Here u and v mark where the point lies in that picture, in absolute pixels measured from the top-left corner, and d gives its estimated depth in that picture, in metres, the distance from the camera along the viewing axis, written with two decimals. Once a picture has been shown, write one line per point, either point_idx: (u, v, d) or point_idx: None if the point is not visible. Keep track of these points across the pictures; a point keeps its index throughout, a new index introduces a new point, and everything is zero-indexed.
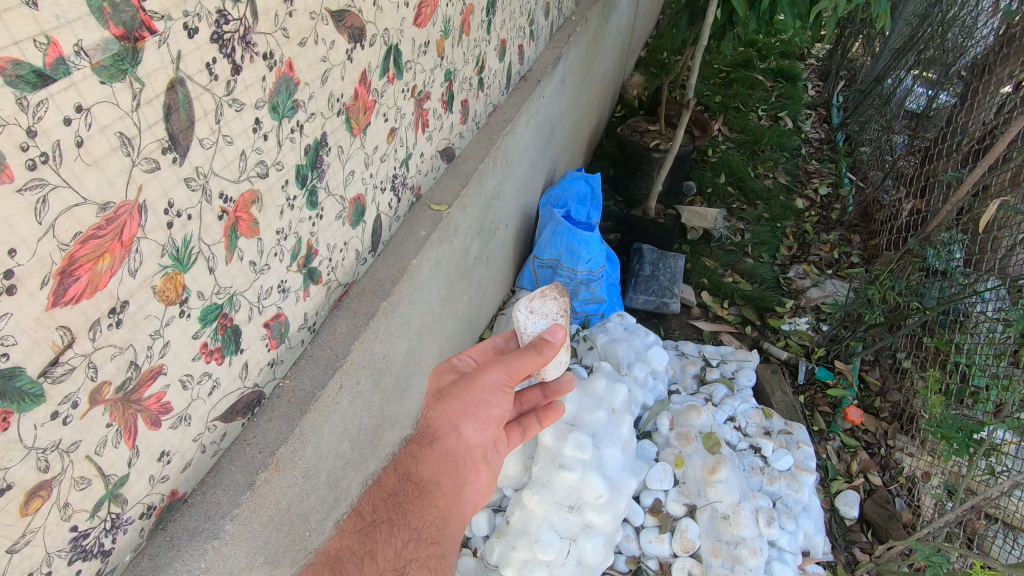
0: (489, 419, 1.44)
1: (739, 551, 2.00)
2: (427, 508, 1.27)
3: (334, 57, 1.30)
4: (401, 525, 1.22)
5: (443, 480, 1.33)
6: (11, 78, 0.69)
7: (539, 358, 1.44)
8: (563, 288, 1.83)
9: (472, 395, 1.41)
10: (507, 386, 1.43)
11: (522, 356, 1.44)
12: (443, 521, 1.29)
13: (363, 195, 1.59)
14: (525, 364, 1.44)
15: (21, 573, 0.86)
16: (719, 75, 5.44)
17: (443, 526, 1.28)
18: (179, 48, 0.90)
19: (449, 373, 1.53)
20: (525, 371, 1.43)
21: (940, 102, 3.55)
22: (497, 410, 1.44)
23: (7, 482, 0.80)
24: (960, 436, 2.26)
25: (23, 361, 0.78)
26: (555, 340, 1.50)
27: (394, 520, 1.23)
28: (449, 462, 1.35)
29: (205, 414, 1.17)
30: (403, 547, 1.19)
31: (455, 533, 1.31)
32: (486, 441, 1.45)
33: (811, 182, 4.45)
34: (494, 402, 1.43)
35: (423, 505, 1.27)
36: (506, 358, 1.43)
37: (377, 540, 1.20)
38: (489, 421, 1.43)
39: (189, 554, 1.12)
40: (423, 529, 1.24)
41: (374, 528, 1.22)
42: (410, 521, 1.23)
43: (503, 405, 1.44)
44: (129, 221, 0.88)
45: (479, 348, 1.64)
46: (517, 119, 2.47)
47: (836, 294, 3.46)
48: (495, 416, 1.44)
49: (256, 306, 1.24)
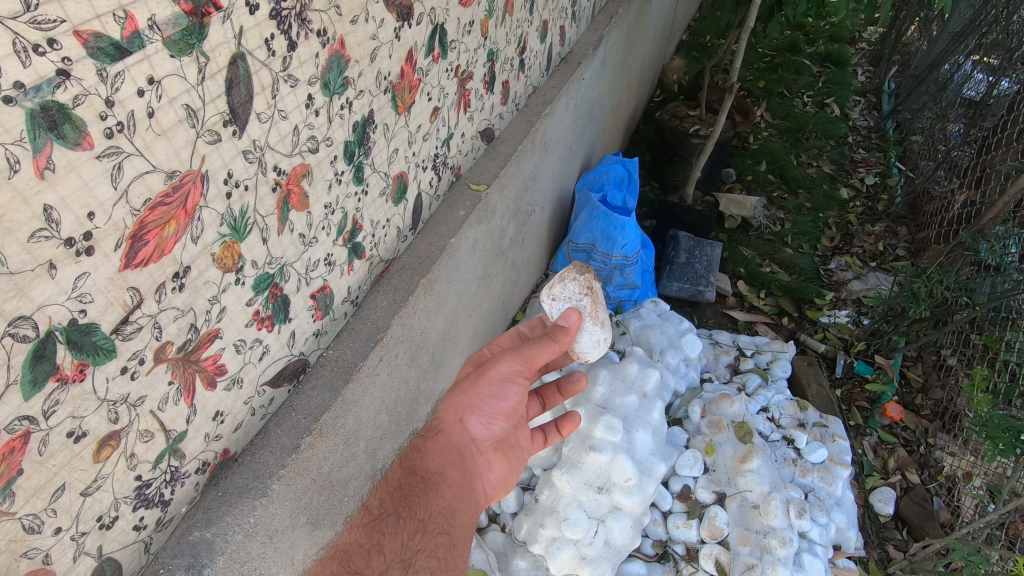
0: (495, 412, 1.52)
1: (768, 541, 1.98)
2: (433, 500, 1.37)
3: (383, 36, 1.32)
4: (408, 517, 1.32)
5: (447, 470, 1.45)
6: (93, 50, 0.73)
7: (555, 347, 1.45)
8: (580, 264, 1.82)
9: (479, 388, 1.49)
10: (518, 377, 1.49)
11: (535, 346, 1.48)
12: (449, 510, 1.38)
13: (405, 173, 1.62)
14: (540, 354, 1.46)
15: (92, 516, 0.92)
16: (765, 58, 5.27)
17: (451, 516, 1.37)
18: (241, 24, 0.94)
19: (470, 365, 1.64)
20: (543, 361, 1.46)
21: (1000, 89, 3.42)
22: (504, 405, 1.52)
23: (82, 430, 0.86)
24: (1006, 436, 2.18)
25: (98, 318, 0.83)
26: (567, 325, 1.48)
27: (399, 513, 1.32)
28: (454, 453, 1.48)
29: (255, 378, 1.23)
30: (408, 540, 1.27)
31: (465, 520, 1.41)
32: (495, 434, 1.55)
33: (857, 172, 4.30)
34: (499, 396, 1.50)
35: (429, 498, 1.37)
36: (518, 349, 1.45)
37: (384, 533, 1.29)
38: (497, 416, 1.53)
39: (239, 509, 1.18)
40: (428, 520, 1.33)
41: (381, 521, 1.32)
42: (415, 513, 1.33)
43: (512, 398, 1.51)
44: (193, 189, 0.92)
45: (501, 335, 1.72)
46: (556, 100, 2.46)
47: (880, 288, 3.37)
48: (502, 411, 1.52)
49: (304, 278, 1.29)
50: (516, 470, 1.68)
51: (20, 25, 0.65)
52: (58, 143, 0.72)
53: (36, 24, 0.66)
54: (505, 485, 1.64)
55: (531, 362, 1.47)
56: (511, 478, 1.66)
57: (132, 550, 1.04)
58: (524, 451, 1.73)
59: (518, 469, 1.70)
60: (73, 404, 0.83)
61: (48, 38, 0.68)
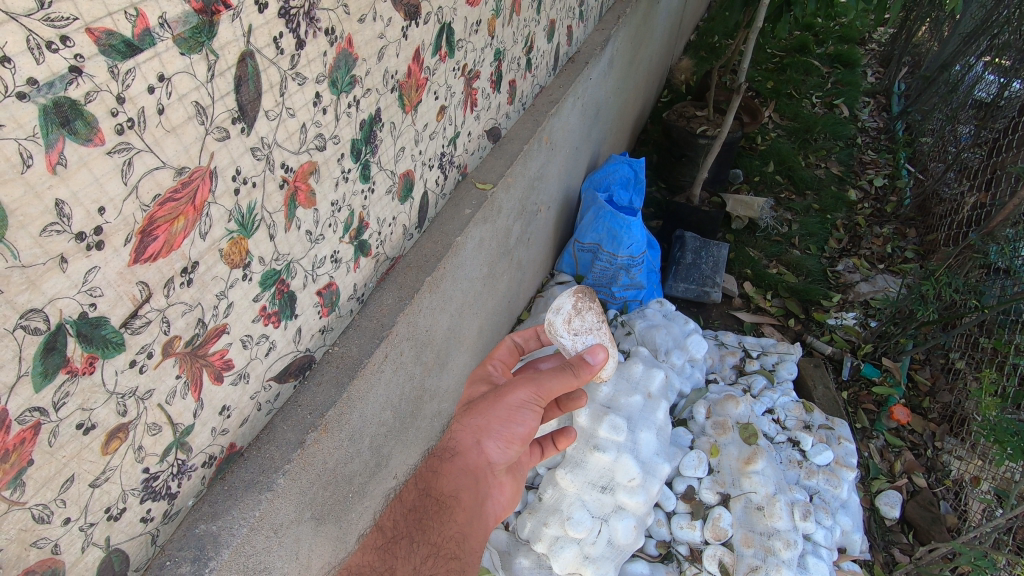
0: (513, 436, 1.49)
1: (772, 543, 1.97)
2: (446, 524, 1.36)
3: (391, 34, 1.33)
4: (421, 541, 1.32)
5: (462, 494, 1.42)
6: (104, 48, 0.74)
7: (575, 379, 1.50)
8: (587, 288, 1.86)
9: (497, 411, 1.48)
10: (535, 404, 1.48)
11: (552, 378, 1.49)
12: (462, 536, 1.37)
13: (411, 171, 1.63)
14: (554, 384, 1.48)
15: (101, 508, 0.94)
16: (773, 59, 5.25)
17: (463, 540, 1.36)
18: (250, 22, 0.95)
19: (484, 385, 1.62)
20: (557, 390, 1.49)
21: (1012, 90, 3.40)
22: (521, 429, 1.49)
23: (91, 422, 0.87)
24: (1015, 440, 2.14)
25: (108, 312, 0.84)
26: (596, 361, 1.51)
27: (413, 537, 1.33)
28: (469, 476, 1.46)
29: (261, 373, 1.24)
30: (421, 565, 1.28)
31: (476, 545, 1.40)
32: (509, 460, 1.53)
33: (865, 173, 4.27)
34: (517, 421, 1.48)
35: (442, 522, 1.36)
36: (534, 376, 1.48)
37: (398, 556, 1.30)
38: (513, 441, 1.50)
39: (245, 503, 1.19)
40: (441, 544, 1.32)
41: (394, 543, 1.34)
42: (429, 537, 1.32)
43: (529, 423, 1.48)
44: (201, 185, 0.93)
45: (500, 347, 1.70)
46: (563, 100, 2.46)
47: (887, 290, 3.35)
48: (518, 436, 1.50)
49: (311, 274, 1.30)
50: (521, 490, 1.66)
51: (33, 22, 0.66)
52: (70, 139, 0.73)
53: (49, 22, 0.68)
54: (511, 507, 1.63)
55: (547, 390, 1.47)
56: (517, 499, 1.65)
57: (139, 541, 1.05)
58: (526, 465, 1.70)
59: (523, 488, 1.68)
60: (82, 397, 0.85)
61: (62, 36, 0.69)
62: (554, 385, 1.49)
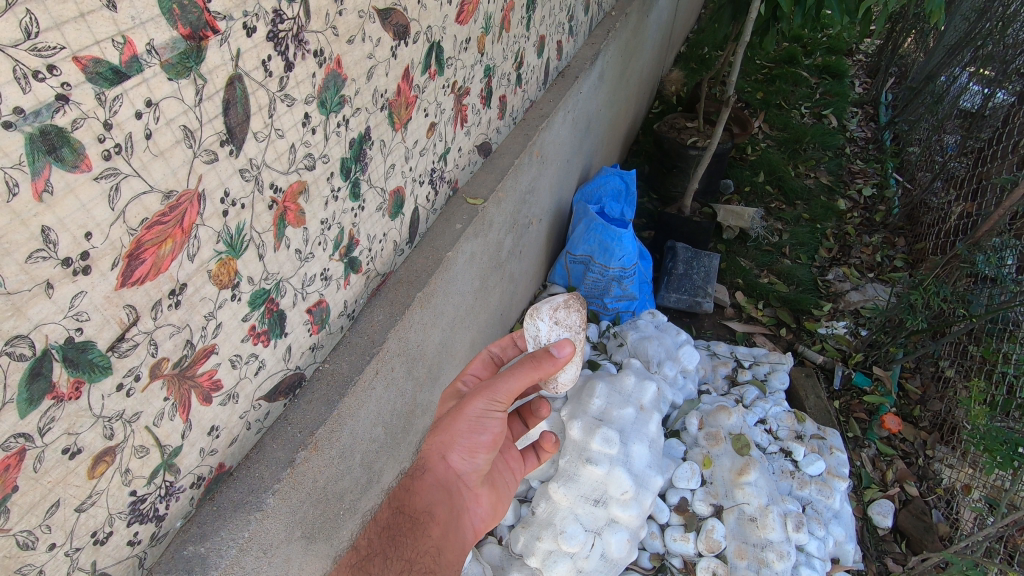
0: (477, 445, 1.50)
1: (766, 554, 1.99)
2: (421, 539, 1.37)
3: (380, 54, 1.34)
4: (394, 557, 1.30)
5: (435, 509, 1.45)
6: (92, 75, 0.75)
7: (531, 372, 1.40)
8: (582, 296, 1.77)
9: (459, 425, 1.47)
10: (494, 411, 1.47)
11: (508, 379, 1.43)
12: (438, 550, 1.38)
13: (402, 188, 1.64)
14: (512, 385, 1.43)
15: (87, 532, 0.93)
16: (762, 70, 5.31)
17: (439, 554, 1.37)
18: (238, 46, 0.96)
19: (452, 399, 1.61)
20: (518, 390, 1.43)
21: (996, 101, 3.45)
22: (486, 437, 1.50)
23: (77, 446, 0.87)
24: (1004, 449, 2.16)
25: (94, 336, 0.84)
26: (561, 355, 1.41)
27: (387, 553, 1.31)
28: (442, 490, 1.48)
29: (251, 392, 1.23)
30: None
31: (453, 559, 1.42)
32: (479, 470, 1.56)
33: (854, 182, 4.33)
34: (479, 430, 1.49)
35: (417, 537, 1.37)
36: (488, 382, 1.45)
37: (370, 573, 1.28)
38: (477, 450, 1.51)
39: (234, 524, 1.18)
40: (415, 560, 1.32)
41: (367, 561, 1.31)
42: (402, 553, 1.31)
43: (493, 430, 1.49)
44: (190, 209, 0.94)
45: (475, 361, 1.69)
46: (553, 114, 2.48)
47: (877, 299, 3.38)
48: (482, 443, 1.51)
49: (300, 293, 1.30)
50: (506, 499, 1.71)
51: (20, 52, 0.66)
52: (57, 166, 0.74)
53: (36, 52, 0.68)
54: (494, 517, 1.68)
55: (504, 392, 1.44)
56: (501, 508, 1.70)
57: (126, 565, 1.04)
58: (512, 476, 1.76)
59: (509, 498, 1.74)
60: (68, 421, 0.84)
61: (48, 65, 0.70)
62: (510, 385, 1.43)
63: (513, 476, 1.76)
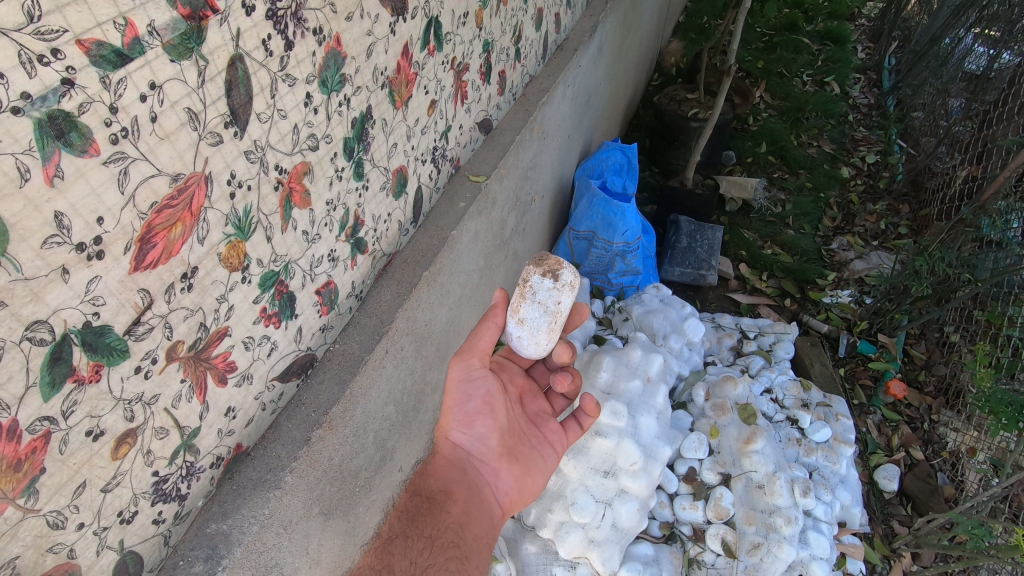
0: (470, 414, 1.56)
1: (773, 520, 2.00)
2: (440, 516, 1.41)
3: (379, 31, 1.33)
4: (415, 536, 1.34)
5: (452, 487, 1.49)
6: (95, 58, 0.75)
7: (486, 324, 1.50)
8: (545, 256, 1.60)
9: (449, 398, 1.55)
10: (474, 373, 1.53)
11: (477, 335, 1.53)
12: (459, 524, 1.42)
13: (404, 167, 1.63)
14: (482, 340, 1.52)
15: (114, 511, 0.95)
16: (763, 38, 5.22)
17: (460, 529, 1.41)
18: (238, 26, 0.95)
19: None
20: (487, 343, 1.51)
21: (1002, 62, 3.39)
22: (476, 403, 1.55)
23: (100, 429, 0.88)
24: (1009, 410, 2.16)
25: (111, 320, 0.85)
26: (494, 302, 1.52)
27: (407, 532, 1.34)
28: (455, 469, 1.53)
29: (264, 373, 1.25)
30: (418, 556, 1.29)
31: (478, 533, 1.45)
32: (486, 440, 1.58)
33: (857, 150, 4.29)
34: (466, 398, 1.54)
35: (435, 515, 1.40)
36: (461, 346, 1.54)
37: (394, 554, 1.30)
38: (473, 420, 1.56)
39: (255, 501, 1.21)
40: (437, 535, 1.36)
41: (390, 542, 1.34)
42: (423, 530, 1.35)
43: (480, 394, 1.55)
44: (197, 191, 0.94)
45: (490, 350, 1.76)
46: (553, 88, 2.46)
47: (882, 266, 3.38)
48: (475, 411, 1.56)
49: (309, 274, 1.31)
50: (538, 472, 1.67)
51: (24, 36, 0.66)
52: (66, 151, 0.74)
53: (39, 35, 0.68)
54: (524, 492, 1.64)
55: (479, 350, 1.52)
56: (531, 482, 1.65)
57: (152, 543, 1.06)
58: (543, 449, 1.70)
59: (542, 472, 1.68)
60: (90, 404, 0.86)
61: (53, 48, 0.70)
62: (485, 339, 1.53)
63: (550, 449, 1.71)
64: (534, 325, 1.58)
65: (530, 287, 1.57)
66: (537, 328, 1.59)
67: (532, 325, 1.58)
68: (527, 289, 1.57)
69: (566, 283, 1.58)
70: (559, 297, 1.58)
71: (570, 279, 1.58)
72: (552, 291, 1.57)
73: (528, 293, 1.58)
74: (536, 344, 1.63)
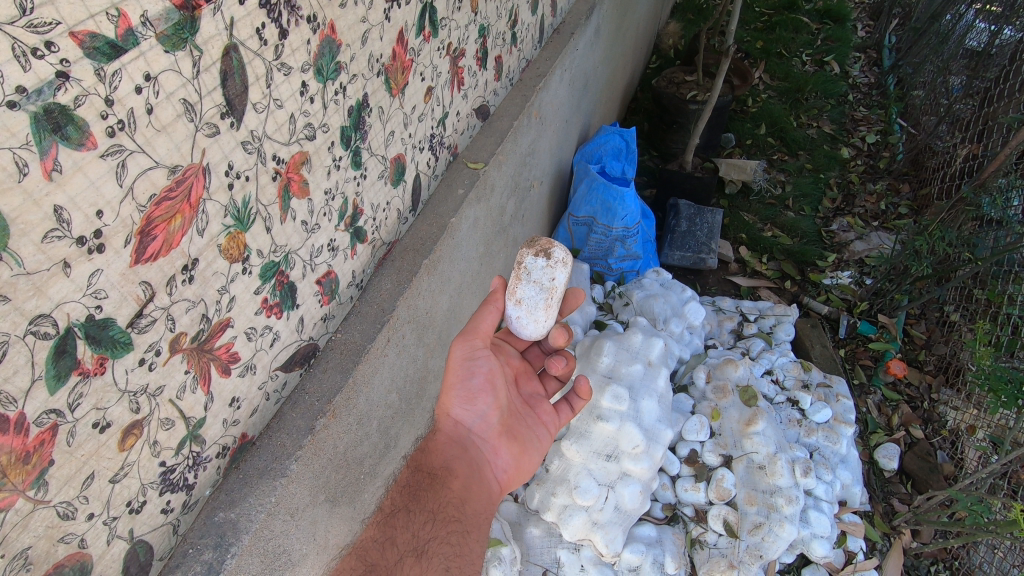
0: (473, 391, 1.57)
1: (774, 500, 2.03)
2: (442, 491, 1.41)
3: (373, 18, 1.32)
4: (417, 510, 1.35)
5: (454, 464, 1.48)
6: (89, 51, 0.74)
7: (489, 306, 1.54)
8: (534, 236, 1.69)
9: (452, 375, 1.55)
10: (476, 351, 1.56)
11: (480, 316, 1.56)
12: (461, 499, 1.42)
13: (402, 155, 1.63)
14: (484, 321, 1.56)
15: (122, 501, 0.96)
16: (762, 18, 5.16)
17: (462, 504, 1.41)
18: (231, 14, 0.94)
19: None
20: (491, 322, 1.56)
21: (1003, 38, 3.36)
22: (478, 379, 1.57)
23: (106, 420, 0.89)
24: (1009, 388, 2.16)
25: (114, 313, 0.86)
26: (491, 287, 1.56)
27: (409, 507, 1.35)
28: (456, 446, 1.53)
29: (267, 364, 1.26)
30: (420, 529, 1.31)
31: (479, 508, 1.44)
32: (487, 418, 1.59)
33: (858, 130, 4.26)
34: (468, 375, 1.56)
35: (438, 490, 1.40)
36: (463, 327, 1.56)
37: (396, 527, 1.32)
38: (475, 396, 1.57)
39: (262, 490, 1.22)
40: (438, 509, 1.36)
41: (392, 516, 1.34)
42: (425, 505, 1.36)
43: (482, 371, 1.57)
44: (195, 183, 0.94)
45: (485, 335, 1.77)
46: (550, 72, 2.44)
47: (882, 246, 3.37)
48: (478, 388, 1.57)
49: (309, 264, 1.31)
50: (534, 451, 1.69)
51: (17, 29, 0.66)
52: (63, 144, 0.74)
53: (32, 28, 0.67)
54: (521, 470, 1.66)
55: (481, 331, 1.55)
56: (527, 461, 1.67)
57: (161, 532, 1.08)
58: (539, 427, 1.73)
59: (538, 451, 1.71)
60: (96, 397, 0.86)
61: (46, 41, 0.69)
62: (486, 322, 1.56)
63: (544, 429, 1.73)
64: (532, 303, 1.62)
65: (524, 267, 1.63)
66: (535, 306, 1.62)
67: (530, 303, 1.61)
68: (522, 270, 1.63)
69: (558, 259, 1.65)
70: (552, 274, 1.64)
71: (561, 255, 1.65)
72: (546, 268, 1.64)
73: (524, 274, 1.63)
74: (536, 325, 1.64)
